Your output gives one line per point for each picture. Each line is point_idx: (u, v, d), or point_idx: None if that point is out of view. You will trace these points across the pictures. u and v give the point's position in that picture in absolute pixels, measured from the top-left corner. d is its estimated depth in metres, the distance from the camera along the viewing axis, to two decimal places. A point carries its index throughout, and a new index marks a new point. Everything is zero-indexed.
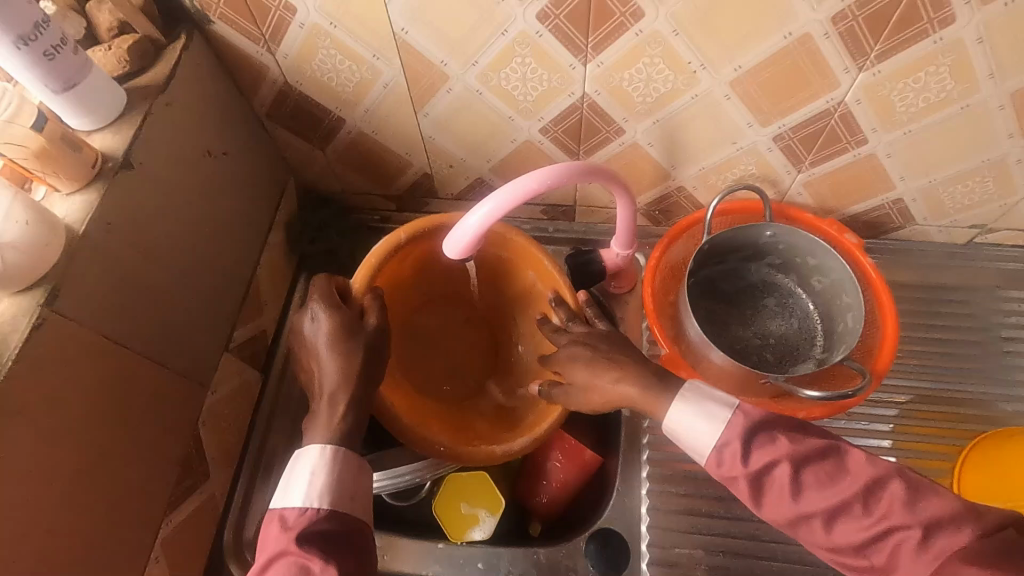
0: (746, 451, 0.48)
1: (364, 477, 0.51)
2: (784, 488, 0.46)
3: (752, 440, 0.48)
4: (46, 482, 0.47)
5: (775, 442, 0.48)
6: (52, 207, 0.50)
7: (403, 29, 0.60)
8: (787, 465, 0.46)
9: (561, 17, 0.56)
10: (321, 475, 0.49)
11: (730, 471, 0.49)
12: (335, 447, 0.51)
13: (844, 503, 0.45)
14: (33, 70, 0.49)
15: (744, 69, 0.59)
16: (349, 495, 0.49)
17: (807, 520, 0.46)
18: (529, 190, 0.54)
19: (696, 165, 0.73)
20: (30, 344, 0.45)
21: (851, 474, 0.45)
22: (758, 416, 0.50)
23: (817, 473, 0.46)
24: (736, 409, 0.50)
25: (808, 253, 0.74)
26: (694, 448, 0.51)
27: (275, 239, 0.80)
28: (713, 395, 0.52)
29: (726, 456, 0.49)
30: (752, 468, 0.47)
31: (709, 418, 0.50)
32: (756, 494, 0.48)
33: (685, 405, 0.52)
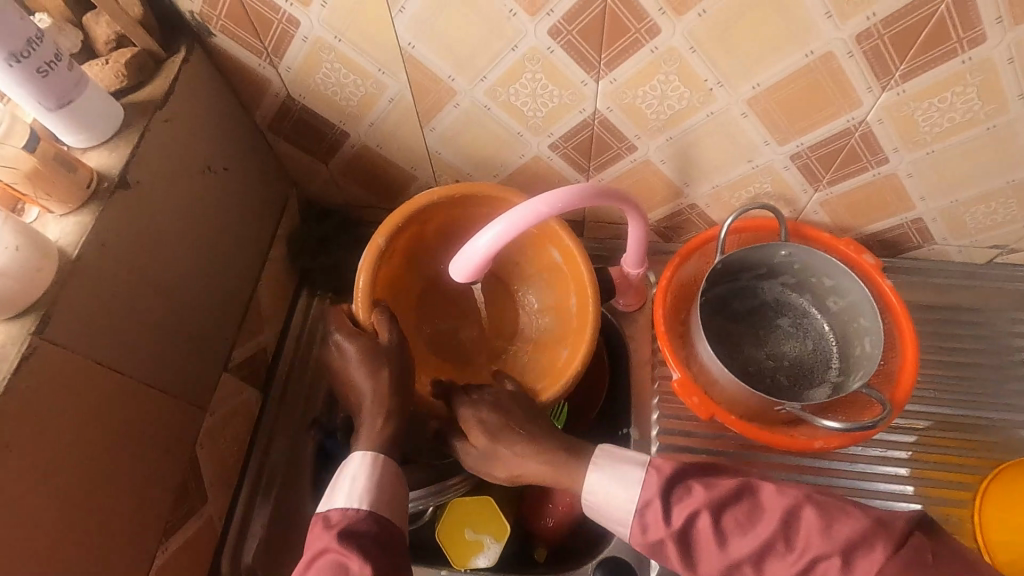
0: (666, 509, 0.51)
1: (399, 486, 0.54)
2: (708, 538, 0.48)
3: (668, 498, 0.51)
4: (38, 516, 0.45)
5: (691, 493, 0.51)
6: (44, 228, 0.49)
7: (410, 43, 0.58)
8: (704, 513, 0.49)
9: (574, 32, 0.54)
10: (364, 478, 0.52)
11: (657, 534, 0.51)
12: (378, 454, 0.54)
13: (766, 543, 0.46)
14: (26, 87, 0.47)
15: (763, 87, 0.57)
16: (386, 501, 0.52)
17: (738, 568, 0.47)
18: (540, 213, 0.52)
19: (709, 183, 0.71)
20: (19, 375, 0.43)
21: (764, 510, 0.48)
22: (671, 471, 0.53)
23: (735, 516, 0.48)
24: (648, 468, 0.54)
25: (824, 273, 0.72)
26: (617, 515, 0.54)
27: (276, 253, 0.79)
28: (626, 457, 0.56)
29: (649, 518, 0.51)
30: (676, 527, 0.50)
31: (624, 480, 0.54)
32: (685, 552, 0.49)
33: (601, 471, 0.56)
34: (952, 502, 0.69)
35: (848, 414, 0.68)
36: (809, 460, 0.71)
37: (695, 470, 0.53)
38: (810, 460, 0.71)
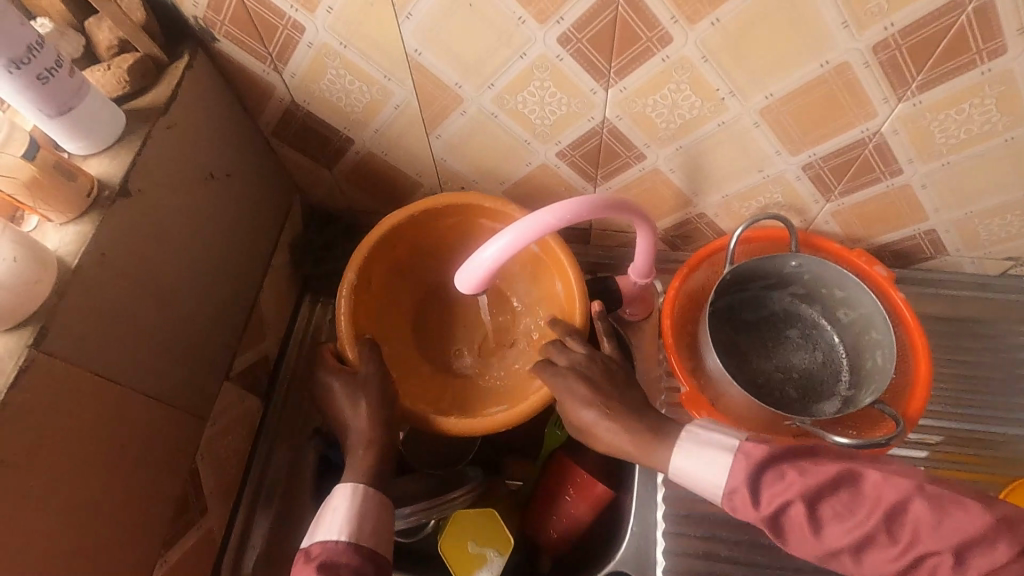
0: (755, 494, 0.46)
1: (385, 514, 0.54)
2: (803, 527, 0.43)
3: (758, 481, 0.46)
4: (35, 533, 0.44)
5: (785, 478, 0.45)
6: (44, 238, 0.48)
7: (416, 50, 0.57)
8: (799, 502, 0.43)
9: (584, 40, 0.53)
10: (345, 508, 0.53)
11: (747, 516, 0.47)
12: (359, 484, 0.54)
13: (870, 534, 0.42)
14: (26, 94, 0.46)
15: (776, 97, 0.56)
16: (369, 530, 0.52)
17: (837, 557, 0.43)
18: (547, 226, 0.51)
19: (719, 193, 0.70)
20: (15, 389, 0.42)
21: (870, 499, 0.43)
22: (764, 452, 0.48)
23: (834, 505, 0.43)
24: (736, 453, 0.49)
25: (835, 285, 0.71)
26: (703, 490, 0.51)
27: (279, 260, 0.78)
28: (714, 435, 0.51)
29: (737, 500, 0.47)
30: (767, 513, 0.45)
31: (710, 460, 0.50)
32: (779, 536, 0.45)
33: (686, 450, 0.52)
34: None
35: (860, 430, 0.66)
36: None
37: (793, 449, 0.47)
38: None
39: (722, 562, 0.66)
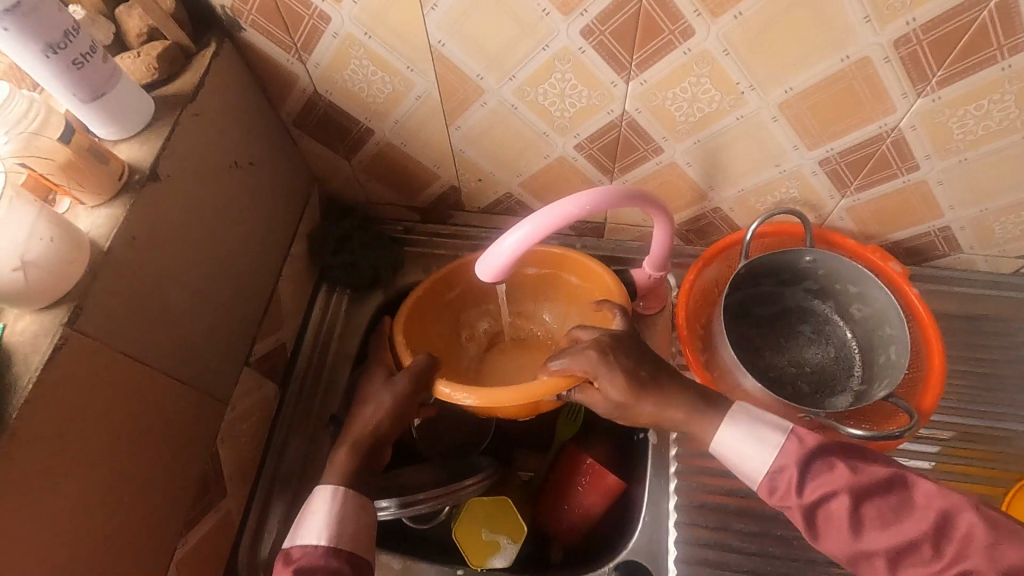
0: (802, 480, 0.50)
1: (366, 515, 0.55)
2: (843, 523, 0.48)
3: (807, 469, 0.50)
4: (65, 508, 0.45)
5: (834, 471, 0.49)
6: (75, 219, 0.49)
7: (440, 41, 0.58)
8: (846, 496, 0.48)
9: (606, 33, 0.54)
10: (326, 511, 0.53)
11: (785, 500, 0.51)
12: (341, 487, 0.55)
13: (911, 542, 0.46)
14: (61, 78, 0.47)
15: (795, 91, 0.57)
16: (349, 532, 0.53)
17: (869, 558, 0.47)
18: (570, 215, 0.52)
19: (734, 187, 0.70)
20: (51, 366, 0.43)
21: (916, 510, 0.47)
22: (815, 444, 0.52)
23: (880, 508, 0.47)
24: (789, 435, 0.52)
25: (850, 280, 0.71)
26: (747, 474, 0.54)
27: (297, 249, 0.79)
28: (764, 420, 0.54)
29: (781, 483, 0.51)
30: (809, 500, 0.49)
31: (761, 441, 0.53)
32: (813, 527, 0.49)
33: (736, 427, 0.55)
34: None
35: (873, 423, 0.67)
36: None
37: (841, 450, 0.52)
38: None
39: (732, 553, 0.67)
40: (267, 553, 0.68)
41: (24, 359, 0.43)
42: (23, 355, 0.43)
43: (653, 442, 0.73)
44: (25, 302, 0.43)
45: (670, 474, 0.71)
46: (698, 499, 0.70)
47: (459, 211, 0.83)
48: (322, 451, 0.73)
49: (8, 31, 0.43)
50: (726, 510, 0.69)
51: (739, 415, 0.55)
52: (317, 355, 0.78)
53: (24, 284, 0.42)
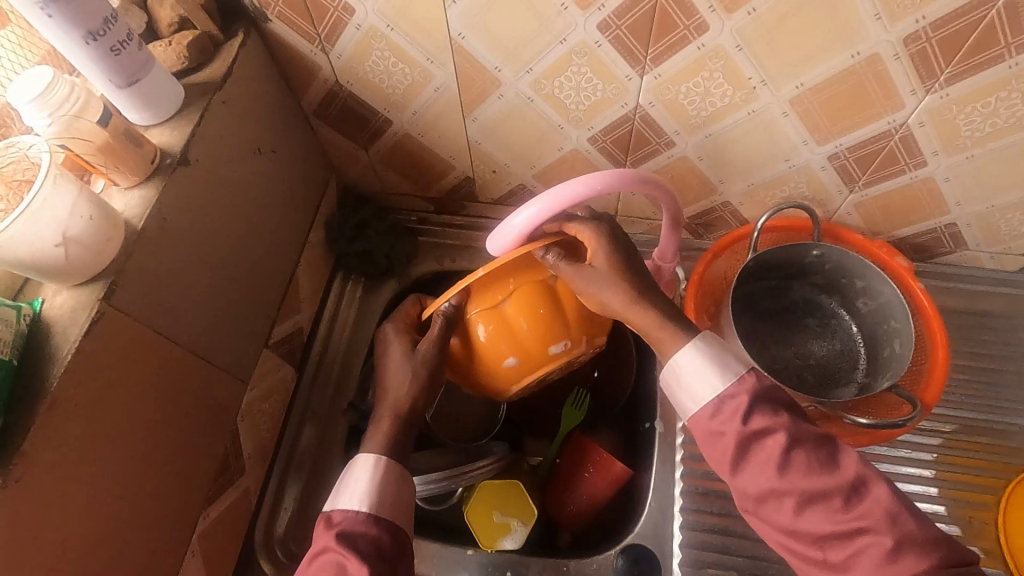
0: (747, 411, 0.51)
1: (404, 487, 0.55)
2: (772, 457, 0.49)
3: (755, 403, 0.51)
4: (99, 475, 0.47)
5: (776, 416, 0.51)
6: (110, 200, 0.51)
7: (460, 34, 0.59)
8: (783, 434, 0.49)
9: (623, 27, 0.55)
10: (367, 479, 0.54)
11: (723, 424, 0.52)
12: (383, 457, 0.55)
13: (825, 491, 0.47)
14: (99, 64, 0.49)
15: (807, 86, 0.58)
16: (388, 502, 0.53)
17: (780, 496, 0.48)
18: (578, 193, 0.52)
19: (744, 182, 0.71)
20: (89, 339, 0.45)
21: (840, 468, 0.48)
22: (765, 389, 0.53)
23: (809, 456, 0.48)
24: (749, 371, 0.54)
25: (856, 275, 0.72)
26: (692, 395, 0.54)
27: (315, 237, 0.81)
28: (728, 353, 0.55)
29: (727, 408, 0.52)
30: (748, 429, 0.50)
31: (719, 370, 0.54)
32: (741, 456, 0.50)
33: (700, 351, 0.55)
34: (976, 505, 0.69)
35: (877, 413, 0.68)
36: None
37: (787, 400, 0.53)
38: None
39: (736, 539, 0.69)
40: (283, 531, 0.70)
41: (63, 331, 0.45)
42: (62, 328, 0.45)
43: (659, 430, 0.75)
44: (65, 277, 0.45)
45: (676, 461, 0.73)
46: (703, 486, 0.71)
47: (473, 201, 0.85)
48: (337, 432, 0.75)
49: (52, 17, 0.45)
50: (731, 497, 0.70)
51: (709, 341, 0.56)
52: (333, 339, 0.80)
53: (65, 261, 0.44)
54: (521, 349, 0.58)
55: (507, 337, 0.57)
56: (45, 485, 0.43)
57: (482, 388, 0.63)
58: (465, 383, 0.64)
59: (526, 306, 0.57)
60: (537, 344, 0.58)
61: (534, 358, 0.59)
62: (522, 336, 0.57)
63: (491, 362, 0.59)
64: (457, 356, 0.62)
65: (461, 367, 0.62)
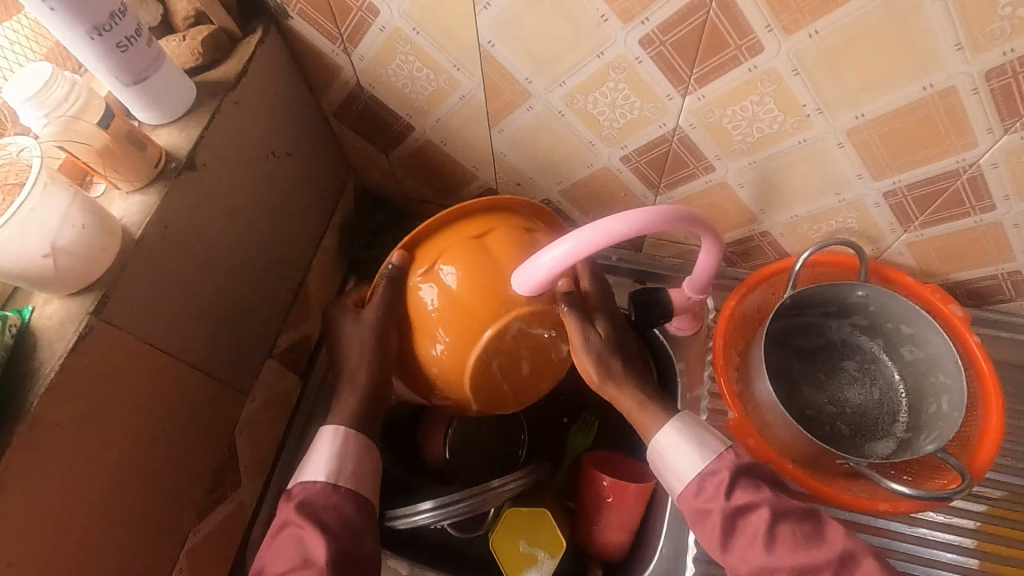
0: (729, 487, 0.51)
1: (367, 455, 0.54)
2: (758, 534, 0.48)
3: (737, 479, 0.52)
4: (81, 496, 0.45)
5: (758, 489, 0.51)
6: (110, 204, 0.48)
7: (490, 42, 0.55)
8: (767, 509, 0.49)
9: (667, 44, 0.50)
10: (326, 450, 0.53)
11: (709, 503, 0.51)
12: (345, 427, 0.54)
13: (814, 567, 0.47)
14: (105, 60, 0.46)
15: (867, 117, 0.52)
16: (350, 472, 0.52)
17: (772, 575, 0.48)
18: (619, 233, 0.48)
19: (787, 212, 0.66)
20: (75, 355, 0.42)
21: (827, 541, 0.48)
22: (745, 462, 0.54)
23: (795, 530, 0.48)
24: (727, 447, 0.54)
25: (902, 320, 0.66)
26: (676, 474, 0.54)
27: (328, 242, 0.78)
28: (705, 429, 0.55)
29: (709, 486, 0.52)
30: (732, 505, 0.50)
31: (699, 448, 0.54)
32: (727, 535, 0.50)
33: (680, 429, 0.55)
34: None
35: (917, 477, 0.63)
36: (859, 517, 0.66)
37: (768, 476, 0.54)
38: (863, 518, 0.66)
39: None
40: None
41: (49, 345, 0.42)
42: (49, 341, 0.42)
43: None
44: (55, 287, 0.43)
45: None
46: None
47: None
48: None
49: (54, 11, 0.42)
50: None
51: (685, 420, 0.56)
52: None
53: (55, 271, 0.42)
54: (463, 318, 0.53)
55: (449, 314, 0.54)
56: (22, 508, 0.40)
57: (446, 389, 0.57)
58: (427, 388, 0.59)
59: (462, 266, 0.54)
60: (481, 311, 0.53)
61: (480, 331, 0.53)
62: (472, 301, 0.53)
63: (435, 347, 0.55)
64: (405, 348, 0.58)
65: (412, 366, 0.58)
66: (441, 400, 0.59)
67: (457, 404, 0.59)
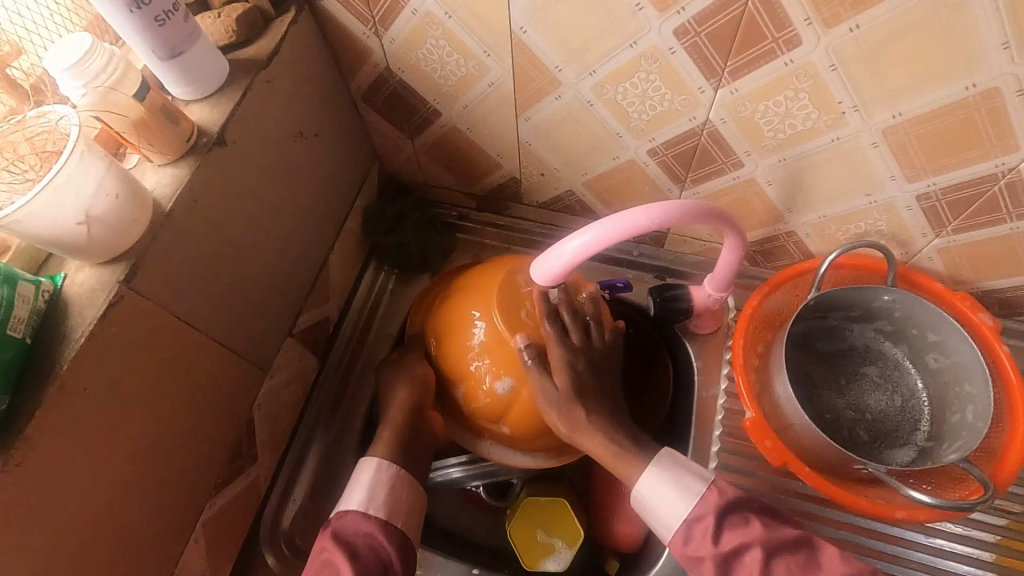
0: (716, 531, 0.51)
1: (402, 489, 0.57)
2: (753, 574, 0.48)
3: (722, 520, 0.52)
4: (104, 460, 0.46)
5: (748, 525, 0.51)
6: (142, 177, 0.49)
7: (522, 28, 0.55)
8: (758, 549, 0.48)
9: (702, 35, 0.50)
10: (364, 482, 0.56)
11: (699, 549, 0.51)
12: (380, 458, 0.58)
13: None
14: (141, 34, 0.46)
15: (904, 117, 0.51)
16: (383, 503, 0.55)
17: None
18: (642, 226, 0.49)
19: (815, 212, 0.65)
20: (104, 322, 0.43)
21: (822, 568, 0.48)
22: (732, 495, 0.54)
23: (789, 565, 0.48)
24: (709, 485, 0.54)
25: (929, 327, 0.65)
26: (663, 522, 0.54)
27: (351, 225, 0.78)
28: (686, 469, 0.56)
29: (696, 533, 0.52)
30: (720, 550, 0.50)
31: (681, 492, 0.54)
32: None
33: (659, 473, 0.55)
34: None
35: (936, 486, 0.62)
36: (872, 523, 0.65)
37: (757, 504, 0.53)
38: (878, 525, 0.65)
39: None
40: (289, 525, 0.68)
41: (80, 311, 0.43)
42: (80, 307, 0.43)
43: None
44: (88, 254, 0.44)
45: None
46: None
47: (517, 203, 0.80)
48: (352, 428, 0.73)
49: None
50: None
51: (665, 462, 0.56)
52: (359, 331, 0.78)
53: (89, 239, 0.43)
54: (472, 298, 0.61)
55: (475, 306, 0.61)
56: (48, 470, 0.41)
57: (498, 360, 0.59)
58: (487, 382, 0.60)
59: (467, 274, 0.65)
60: (482, 284, 0.61)
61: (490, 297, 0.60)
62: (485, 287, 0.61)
63: (467, 335, 0.60)
64: (450, 379, 0.63)
65: (462, 382, 0.61)
66: (503, 386, 0.59)
67: (522, 381, 0.59)
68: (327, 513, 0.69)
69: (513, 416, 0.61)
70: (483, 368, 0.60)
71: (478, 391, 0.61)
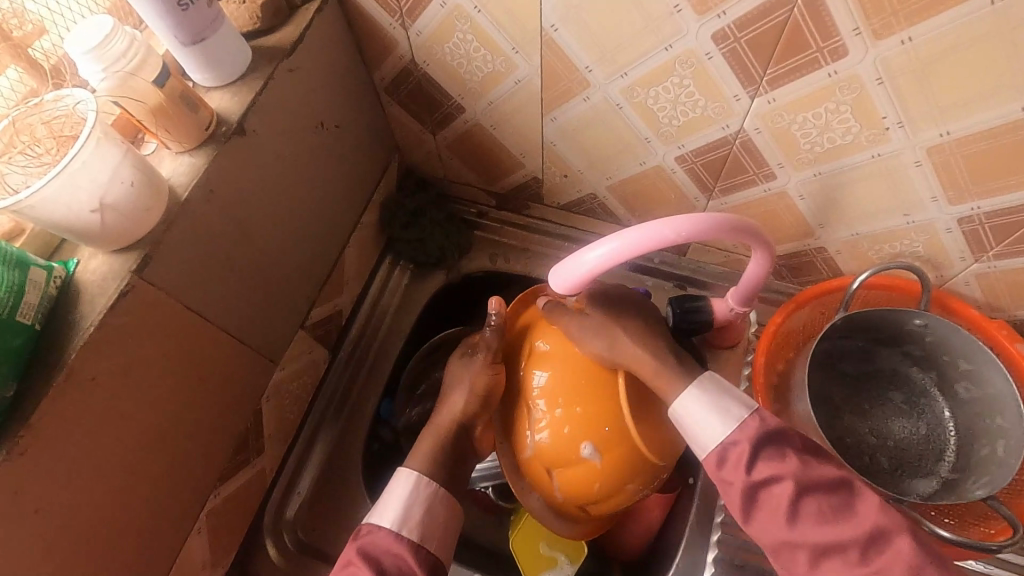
0: (751, 459, 0.47)
1: (444, 509, 0.52)
2: (780, 507, 0.44)
3: (759, 449, 0.47)
4: (109, 449, 0.45)
5: (784, 459, 0.46)
6: (160, 164, 0.49)
7: (552, 26, 0.53)
8: (792, 482, 0.44)
9: (742, 41, 0.48)
10: (401, 495, 0.52)
11: (730, 473, 0.47)
12: (419, 472, 0.54)
13: (842, 542, 0.42)
14: (164, 19, 0.45)
15: (953, 135, 0.48)
16: (419, 521, 0.51)
17: (793, 550, 0.44)
18: (665, 240, 0.47)
19: (848, 229, 0.62)
20: (114, 311, 0.43)
21: (857, 514, 0.44)
22: (774, 426, 0.48)
23: (822, 505, 0.44)
24: (752, 412, 0.49)
25: (961, 355, 0.62)
26: (697, 441, 0.50)
27: (367, 219, 0.77)
28: (729, 393, 0.51)
29: (730, 457, 0.47)
30: (753, 479, 0.46)
31: (721, 416, 0.49)
32: (749, 507, 0.46)
33: (701, 392, 0.51)
34: None
35: (958, 522, 0.59)
36: None
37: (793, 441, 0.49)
38: None
39: None
40: (294, 515, 0.68)
41: (91, 300, 0.43)
42: (91, 295, 0.43)
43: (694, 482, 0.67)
44: (101, 242, 0.43)
45: (714, 524, 0.62)
46: (740, 558, 0.59)
47: (537, 203, 0.78)
48: (358, 424, 0.73)
49: None
50: None
51: (708, 382, 0.52)
52: (371, 327, 0.77)
53: (102, 227, 0.42)
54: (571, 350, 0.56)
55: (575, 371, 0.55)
56: (50, 457, 0.41)
57: (586, 425, 0.54)
58: (569, 442, 0.55)
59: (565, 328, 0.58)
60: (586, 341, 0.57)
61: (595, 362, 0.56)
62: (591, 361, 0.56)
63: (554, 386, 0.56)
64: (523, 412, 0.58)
65: (539, 417, 0.56)
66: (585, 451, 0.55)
67: (606, 457, 0.55)
68: (330, 508, 0.69)
69: (575, 485, 0.56)
70: (567, 429, 0.55)
71: (548, 449, 0.56)
